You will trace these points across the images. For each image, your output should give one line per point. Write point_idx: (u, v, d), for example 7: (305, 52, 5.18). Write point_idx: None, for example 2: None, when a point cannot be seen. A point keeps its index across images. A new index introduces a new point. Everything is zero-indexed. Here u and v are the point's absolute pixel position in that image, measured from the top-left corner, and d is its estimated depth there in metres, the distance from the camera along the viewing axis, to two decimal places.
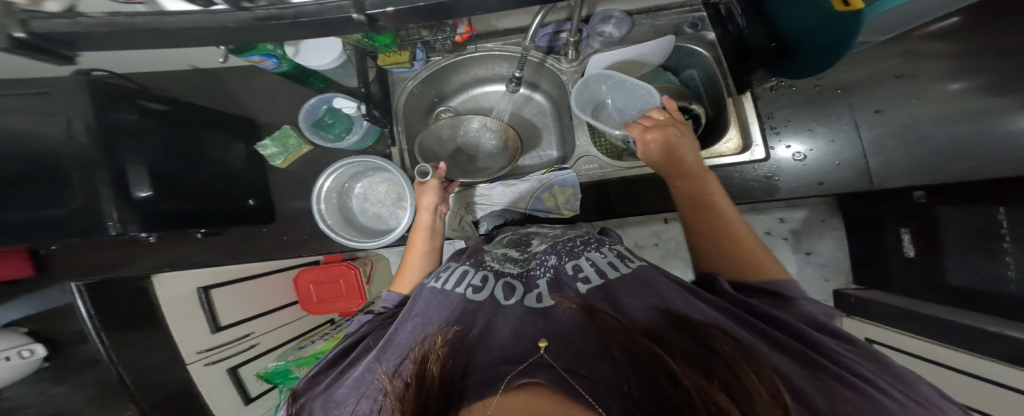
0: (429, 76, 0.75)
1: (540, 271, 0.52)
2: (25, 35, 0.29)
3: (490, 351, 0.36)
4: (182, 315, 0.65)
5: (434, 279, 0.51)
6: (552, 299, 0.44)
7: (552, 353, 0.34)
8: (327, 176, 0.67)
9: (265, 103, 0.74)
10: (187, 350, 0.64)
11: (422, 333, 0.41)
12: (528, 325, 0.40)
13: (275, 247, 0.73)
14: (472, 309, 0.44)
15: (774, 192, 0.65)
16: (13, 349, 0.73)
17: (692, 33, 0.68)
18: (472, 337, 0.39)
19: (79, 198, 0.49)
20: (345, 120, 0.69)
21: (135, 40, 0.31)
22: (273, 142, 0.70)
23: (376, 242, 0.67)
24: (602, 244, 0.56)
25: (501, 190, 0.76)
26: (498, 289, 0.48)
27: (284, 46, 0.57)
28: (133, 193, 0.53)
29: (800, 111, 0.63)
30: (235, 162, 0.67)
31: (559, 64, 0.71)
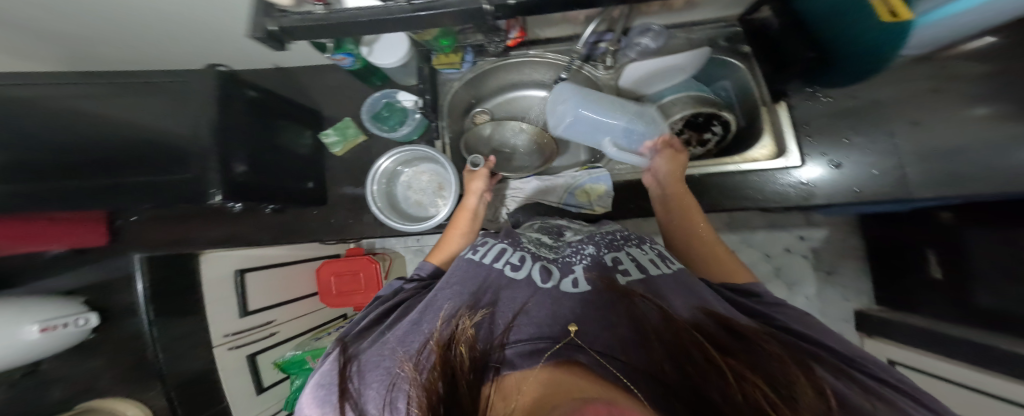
0: (473, 78, 0.79)
1: (575, 258, 0.52)
2: (271, 28, 0.38)
3: (526, 333, 0.40)
4: (225, 291, 0.76)
5: (471, 251, 0.54)
6: (588, 284, 0.46)
7: (584, 337, 0.39)
8: (387, 158, 0.72)
9: (327, 97, 0.80)
10: (216, 333, 0.72)
11: (457, 304, 0.46)
12: (562, 308, 0.43)
13: (322, 229, 0.79)
14: (511, 290, 0.47)
15: (810, 198, 0.65)
16: (71, 316, 0.78)
17: (725, 46, 0.70)
18: (511, 319, 0.43)
19: (192, 170, 0.50)
20: (399, 113, 0.75)
21: (338, 32, 0.40)
22: (335, 131, 0.78)
23: (418, 226, 0.71)
24: (642, 242, 0.56)
25: (536, 184, 0.77)
26: (535, 271, 0.50)
27: (360, 46, 0.63)
28: (234, 169, 0.52)
29: (835, 120, 0.65)
30: (303, 149, 0.72)
31: (596, 71, 0.72)
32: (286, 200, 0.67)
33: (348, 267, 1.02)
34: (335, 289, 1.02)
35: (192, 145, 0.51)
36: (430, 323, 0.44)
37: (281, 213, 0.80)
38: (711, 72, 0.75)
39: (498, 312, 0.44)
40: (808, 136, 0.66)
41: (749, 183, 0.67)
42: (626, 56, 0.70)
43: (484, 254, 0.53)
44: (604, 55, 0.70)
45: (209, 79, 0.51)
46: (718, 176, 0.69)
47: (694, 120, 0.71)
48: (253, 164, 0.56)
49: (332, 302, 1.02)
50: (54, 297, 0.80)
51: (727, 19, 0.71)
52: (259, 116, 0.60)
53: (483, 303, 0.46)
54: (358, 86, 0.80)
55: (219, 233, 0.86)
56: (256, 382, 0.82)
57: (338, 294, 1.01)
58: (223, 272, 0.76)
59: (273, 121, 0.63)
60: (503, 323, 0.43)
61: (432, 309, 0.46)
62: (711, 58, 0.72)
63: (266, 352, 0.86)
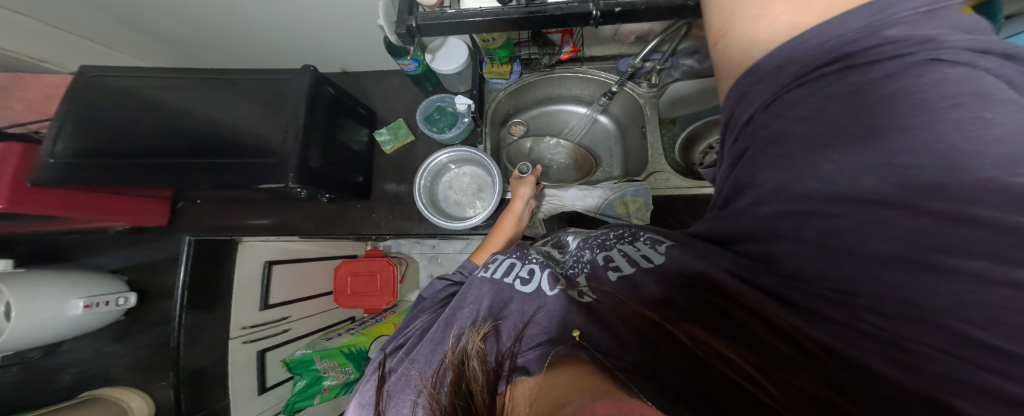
0: (517, 89, 0.85)
1: (580, 268, 0.48)
2: (414, 25, 0.46)
3: (532, 339, 0.37)
4: (250, 279, 0.79)
5: (483, 268, 0.51)
6: (594, 294, 0.41)
7: (589, 338, 0.33)
8: (443, 153, 0.76)
9: (385, 100, 0.86)
10: (235, 324, 0.75)
11: (473, 320, 0.43)
12: (568, 312, 0.39)
13: (364, 222, 0.83)
14: (521, 302, 0.43)
15: None
16: (113, 295, 0.79)
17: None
18: (523, 326, 0.40)
19: (276, 156, 0.54)
20: (449, 117, 0.80)
21: (461, 29, 0.47)
22: (388, 131, 0.83)
23: (461, 224, 0.73)
24: (636, 237, 0.48)
25: (574, 193, 0.80)
26: (545, 280, 0.45)
27: (425, 54, 0.71)
28: (309, 160, 0.57)
29: None
30: (358, 145, 0.78)
31: (638, 88, 0.79)
32: (340, 192, 0.71)
33: (367, 267, 1.03)
34: (351, 289, 1.04)
35: (276, 133, 0.56)
36: (446, 336, 0.44)
37: (331, 204, 0.84)
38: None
39: (507, 323, 0.42)
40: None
41: None
42: (670, 76, 0.78)
43: (494, 267, 0.51)
44: (648, 74, 0.77)
45: (302, 77, 0.58)
46: None
47: None
48: (321, 156, 0.61)
49: (345, 302, 1.03)
50: (99, 274, 0.82)
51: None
52: (331, 112, 0.65)
53: (492, 316, 0.43)
54: (415, 92, 0.86)
55: (265, 221, 0.89)
56: (261, 381, 0.80)
57: (353, 295, 1.02)
58: (253, 265, 0.80)
59: (340, 117, 0.69)
60: (511, 333, 0.40)
61: (448, 321, 0.45)
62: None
63: (278, 350, 0.85)
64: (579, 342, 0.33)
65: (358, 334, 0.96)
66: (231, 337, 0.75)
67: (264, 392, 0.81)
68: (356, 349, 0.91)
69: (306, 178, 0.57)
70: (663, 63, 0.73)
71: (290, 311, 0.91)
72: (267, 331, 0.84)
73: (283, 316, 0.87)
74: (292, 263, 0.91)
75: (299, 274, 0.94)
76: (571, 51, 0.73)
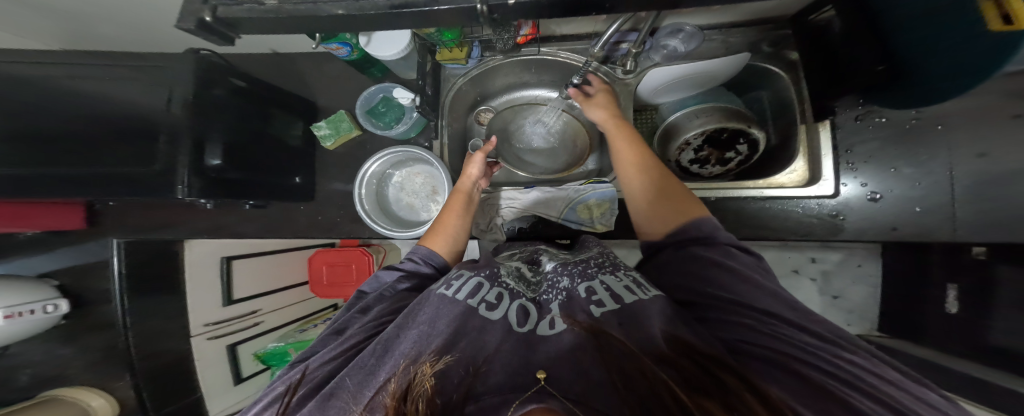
0: (478, 75, 0.75)
1: (553, 294, 0.47)
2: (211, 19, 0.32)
3: (493, 384, 0.34)
4: (207, 276, 0.81)
5: (445, 285, 0.45)
6: (565, 324, 0.41)
7: (555, 382, 0.33)
8: (373, 161, 0.67)
9: (325, 89, 0.77)
10: (195, 320, 0.79)
11: (423, 346, 0.38)
12: (529, 348, 0.38)
13: (310, 224, 0.76)
14: (482, 331, 0.40)
15: (837, 231, 0.61)
16: (40, 302, 0.79)
17: (768, 52, 0.65)
18: (477, 369, 0.36)
19: (161, 160, 0.46)
20: (396, 110, 0.71)
21: (281, 26, 0.34)
22: (327, 124, 0.73)
23: (409, 233, 0.66)
24: (616, 269, 0.49)
25: (536, 195, 0.73)
26: (513, 311, 0.43)
27: (358, 35, 0.60)
28: (206, 160, 0.49)
29: (887, 147, 0.57)
30: (295, 140, 0.71)
31: (614, 74, 0.69)
32: (264, 195, 0.64)
33: (342, 258, 0.95)
34: (326, 279, 0.97)
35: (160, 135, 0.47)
36: (384, 371, 0.37)
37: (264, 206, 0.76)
38: (750, 81, 0.71)
39: (460, 357, 0.37)
40: (838, 151, 0.59)
41: (773, 211, 0.64)
42: (649, 60, 0.67)
43: (458, 285, 0.45)
44: (623, 58, 0.67)
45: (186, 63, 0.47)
46: (742, 199, 0.64)
47: (718, 136, 0.68)
48: (228, 159, 0.54)
49: (322, 293, 0.96)
50: (32, 282, 0.82)
51: (779, 20, 0.63)
52: (235, 109, 0.55)
53: (446, 347, 0.38)
54: (357, 79, 0.76)
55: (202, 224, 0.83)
56: (235, 373, 0.88)
57: (328, 285, 0.95)
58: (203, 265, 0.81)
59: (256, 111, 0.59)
60: (464, 372, 0.36)
61: (388, 354, 0.39)
62: (751, 64, 0.67)
63: (248, 344, 0.89)
64: (544, 387, 0.32)
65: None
66: (193, 334, 0.79)
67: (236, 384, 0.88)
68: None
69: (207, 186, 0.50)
70: (640, 45, 0.62)
71: (259, 304, 0.92)
72: (234, 326, 0.87)
73: (252, 310, 0.89)
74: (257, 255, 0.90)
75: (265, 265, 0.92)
76: (528, 33, 0.62)
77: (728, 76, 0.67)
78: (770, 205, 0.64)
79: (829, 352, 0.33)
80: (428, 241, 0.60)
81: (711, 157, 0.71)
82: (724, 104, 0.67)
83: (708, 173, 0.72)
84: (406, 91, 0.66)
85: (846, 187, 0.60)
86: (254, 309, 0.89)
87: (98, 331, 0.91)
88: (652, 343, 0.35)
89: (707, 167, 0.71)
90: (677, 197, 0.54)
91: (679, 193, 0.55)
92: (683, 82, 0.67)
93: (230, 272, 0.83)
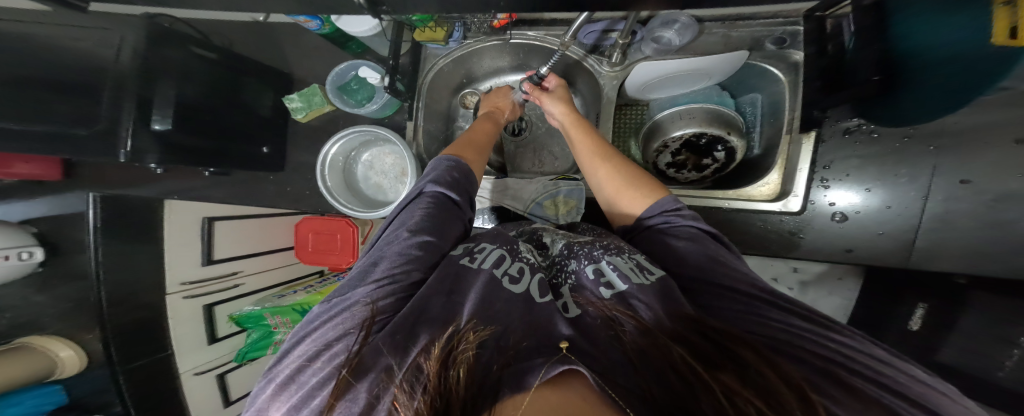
0: (461, 57, 0.72)
1: (565, 278, 0.46)
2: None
3: (531, 354, 0.30)
4: (189, 235, 0.84)
5: (467, 256, 0.43)
6: (579, 308, 0.39)
7: (578, 355, 0.30)
8: (334, 143, 0.65)
9: (304, 63, 0.78)
10: (172, 281, 0.82)
11: (450, 313, 0.35)
12: (559, 325, 0.35)
13: (278, 195, 0.76)
14: (511, 305, 0.37)
15: (792, 249, 0.59)
16: (15, 248, 0.80)
17: (772, 50, 0.58)
18: (518, 343, 0.32)
19: (104, 121, 0.48)
20: (369, 88, 0.71)
21: None
22: (299, 97, 0.72)
23: (369, 213, 0.65)
24: (621, 251, 0.46)
25: (506, 188, 0.73)
26: (535, 284, 0.41)
27: None
28: (150, 124, 0.52)
29: (868, 164, 0.53)
30: (264, 110, 0.72)
31: (600, 66, 0.66)
32: (224, 161, 0.66)
33: (328, 227, 0.95)
34: (312, 246, 0.97)
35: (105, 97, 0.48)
36: (425, 331, 0.33)
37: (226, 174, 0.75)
38: (748, 80, 0.66)
39: (495, 328, 0.34)
40: (814, 167, 0.56)
41: (739, 223, 0.61)
42: (640, 51, 0.63)
43: (482, 257, 0.44)
44: (611, 48, 0.63)
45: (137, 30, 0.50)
46: (710, 207, 0.62)
47: (696, 141, 0.65)
48: (178, 124, 0.55)
49: (307, 259, 0.98)
50: (9, 226, 0.82)
51: (789, 14, 0.57)
52: (188, 76, 0.56)
53: (477, 318, 0.35)
54: (336, 55, 0.77)
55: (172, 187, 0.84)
56: (209, 333, 0.91)
57: (314, 251, 0.96)
58: (184, 225, 0.83)
59: (213, 82, 0.61)
60: (496, 346, 0.32)
61: (426, 318, 0.34)
62: (748, 63, 0.61)
63: (225, 305, 0.93)
64: (568, 355, 0.29)
65: (313, 292, 0.96)
66: (168, 292, 0.82)
67: (210, 344, 0.92)
68: (309, 307, 0.92)
69: (152, 147, 0.52)
70: (627, 36, 0.58)
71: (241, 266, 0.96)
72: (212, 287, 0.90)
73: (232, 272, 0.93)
74: (241, 219, 0.94)
75: (246, 228, 0.96)
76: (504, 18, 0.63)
77: (723, 74, 0.63)
78: (737, 216, 0.61)
79: (819, 340, 0.33)
80: (462, 156, 0.58)
81: (688, 162, 0.67)
82: (714, 106, 0.62)
83: (684, 179, 0.69)
84: (374, 70, 0.67)
85: (813, 204, 0.57)
86: (234, 271, 0.93)
87: (70, 281, 0.91)
88: (661, 323, 0.34)
89: (683, 172, 0.68)
90: (641, 179, 0.53)
91: (642, 174, 0.55)
92: (677, 77, 0.64)
93: (212, 232, 0.87)
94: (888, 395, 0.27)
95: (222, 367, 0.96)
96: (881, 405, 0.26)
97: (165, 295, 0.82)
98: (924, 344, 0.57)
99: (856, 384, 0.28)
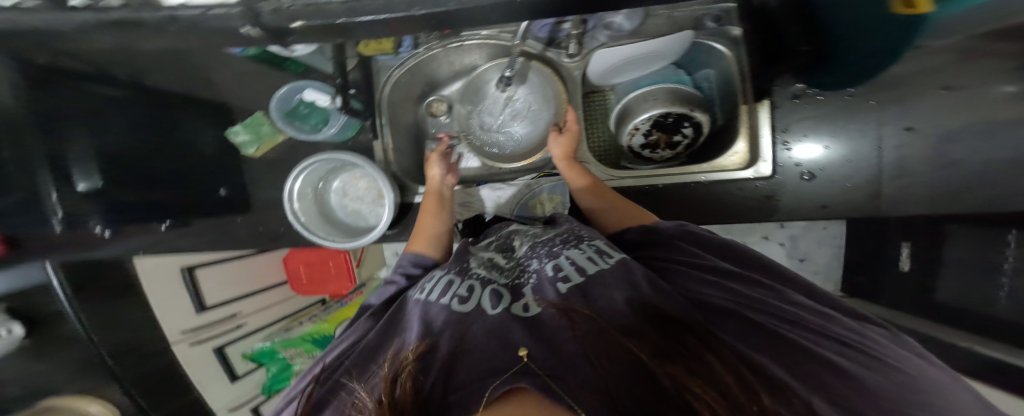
0: (415, 66, 0.68)
1: (527, 277, 0.45)
2: None
3: (472, 371, 0.31)
4: (174, 285, 0.80)
5: (418, 290, 0.45)
6: (539, 307, 0.39)
7: (536, 360, 0.30)
8: (296, 177, 0.62)
9: (241, 90, 0.70)
10: (172, 330, 0.78)
11: (402, 345, 0.38)
12: (511, 334, 0.34)
13: (252, 237, 0.72)
14: (458, 323, 0.38)
15: (772, 212, 0.59)
16: None
17: (712, 28, 0.57)
18: (456, 352, 0.34)
19: None
20: (321, 111, 0.67)
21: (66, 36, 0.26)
22: (245, 129, 0.69)
23: (351, 242, 0.64)
24: (581, 240, 0.47)
25: (487, 193, 0.74)
26: (486, 298, 0.41)
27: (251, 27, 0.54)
28: None
29: (823, 123, 0.53)
30: (207, 147, 0.68)
31: (560, 58, 0.65)
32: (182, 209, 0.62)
33: (319, 257, 0.95)
34: (306, 278, 0.98)
35: None
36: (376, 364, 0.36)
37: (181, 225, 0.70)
38: (699, 57, 0.64)
39: (451, 338, 0.36)
40: (775, 132, 0.56)
41: (719, 194, 0.61)
42: (595, 39, 0.62)
43: (430, 288, 0.45)
44: (567, 40, 0.62)
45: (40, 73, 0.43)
46: (688, 183, 0.62)
47: (664, 120, 0.63)
48: None
49: (303, 291, 0.99)
50: None
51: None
52: None
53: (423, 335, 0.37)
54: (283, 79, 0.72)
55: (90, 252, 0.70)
56: (229, 373, 0.89)
57: (309, 283, 0.98)
58: (167, 277, 0.79)
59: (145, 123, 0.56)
60: (439, 359, 0.33)
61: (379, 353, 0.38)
62: (693, 41, 0.60)
63: (237, 344, 0.92)
64: (528, 365, 0.29)
65: (321, 321, 0.99)
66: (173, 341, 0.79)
67: (233, 383, 0.90)
68: (320, 335, 0.94)
69: None
70: (581, 24, 0.59)
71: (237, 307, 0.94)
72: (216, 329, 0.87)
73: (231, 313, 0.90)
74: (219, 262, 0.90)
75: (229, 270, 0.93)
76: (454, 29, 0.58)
77: (676, 54, 0.62)
78: (716, 188, 0.61)
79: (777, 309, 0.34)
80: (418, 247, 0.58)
81: (660, 141, 0.66)
82: (674, 85, 0.62)
83: (659, 157, 0.69)
84: (322, 92, 0.63)
85: (781, 167, 0.57)
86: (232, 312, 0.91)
87: None
88: (619, 313, 0.35)
89: (657, 152, 0.68)
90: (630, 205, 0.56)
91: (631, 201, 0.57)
92: (631, 62, 0.63)
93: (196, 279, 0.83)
94: (817, 342, 0.31)
95: (253, 401, 0.95)
96: (823, 362, 0.29)
97: (170, 346, 0.78)
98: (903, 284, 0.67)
99: (788, 337, 0.31)
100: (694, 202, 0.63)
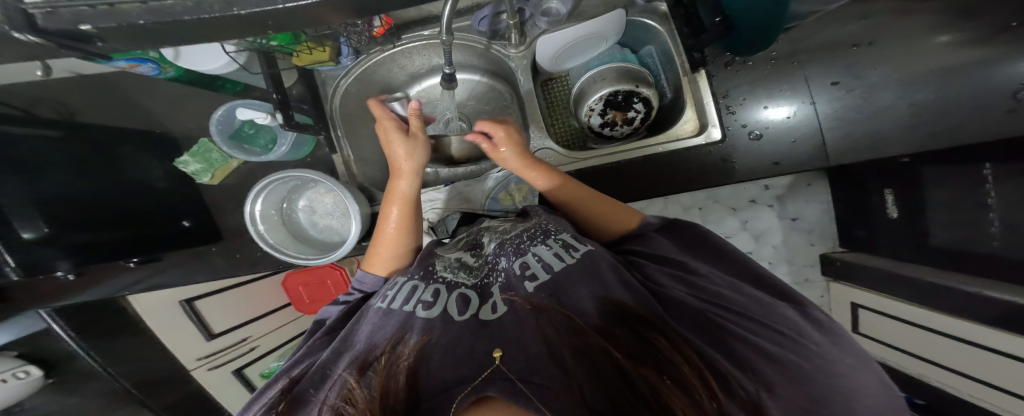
0: (363, 73, 0.68)
1: (495, 277, 0.45)
2: None
3: (440, 379, 0.30)
4: (174, 320, 0.85)
5: (380, 298, 0.44)
6: (506, 305, 0.39)
7: (507, 363, 0.30)
8: (255, 201, 0.63)
9: (188, 118, 0.67)
10: (188, 358, 0.89)
11: (365, 350, 0.37)
12: (479, 337, 0.35)
13: (229, 264, 0.68)
14: (431, 327, 0.38)
15: (730, 175, 0.58)
16: (8, 371, 0.76)
17: (643, 5, 0.58)
18: (420, 360, 0.33)
19: None
20: (267, 129, 0.68)
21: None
22: (194, 157, 0.65)
23: (324, 258, 0.64)
24: (547, 235, 0.47)
25: (455, 191, 0.73)
26: (453, 302, 0.41)
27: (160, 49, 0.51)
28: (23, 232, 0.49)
29: (755, 87, 0.54)
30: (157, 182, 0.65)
31: (506, 50, 0.64)
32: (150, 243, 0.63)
33: (315, 276, 0.96)
34: (308, 297, 0.99)
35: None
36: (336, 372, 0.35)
37: (158, 260, 0.67)
38: (637, 35, 0.64)
39: (414, 344, 0.35)
40: (716, 98, 0.56)
41: (675, 165, 0.60)
42: (536, 27, 0.61)
43: (393, 295, 0.44)
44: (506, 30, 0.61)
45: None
46: (644, 157, 0.61)
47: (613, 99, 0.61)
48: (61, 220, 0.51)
49: (308, 310, 1.00)
50: None
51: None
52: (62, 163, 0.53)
53: (390, 345, 0.36)
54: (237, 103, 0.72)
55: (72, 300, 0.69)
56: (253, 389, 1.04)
57: (312, 302, 0.98)
58: (164, 313, 0.83)
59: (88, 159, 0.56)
60: (408, 368, 0.32)
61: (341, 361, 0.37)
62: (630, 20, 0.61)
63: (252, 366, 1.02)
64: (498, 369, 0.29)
65: None
66: (189, 367, 0.91)
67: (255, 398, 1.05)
68: None
69: None
70: (515, 15, 0.55)
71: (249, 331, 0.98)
72: (228, 353, 0.96)
73: (242, 338, 0.96)
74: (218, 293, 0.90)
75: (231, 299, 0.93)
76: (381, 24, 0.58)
77: (615, 35, 0.61)
78: (674, 158, 0.60)
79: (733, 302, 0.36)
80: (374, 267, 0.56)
81: (616, 120, 0.64)
82: (622, 64, 0.61)
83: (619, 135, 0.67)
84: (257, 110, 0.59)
85: (731, 130, 0.56)
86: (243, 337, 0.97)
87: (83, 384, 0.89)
88: (588, 316, 0.35)
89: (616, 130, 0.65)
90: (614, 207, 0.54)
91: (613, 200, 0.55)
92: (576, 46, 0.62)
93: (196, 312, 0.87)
94: (764, 336, 0.32)
95: None
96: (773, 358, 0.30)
97: (189, 371, 0.91)
98: (909, 230, 0.67)
99: (737, 330, 0.33)
100: (664, 177, 0.61)
